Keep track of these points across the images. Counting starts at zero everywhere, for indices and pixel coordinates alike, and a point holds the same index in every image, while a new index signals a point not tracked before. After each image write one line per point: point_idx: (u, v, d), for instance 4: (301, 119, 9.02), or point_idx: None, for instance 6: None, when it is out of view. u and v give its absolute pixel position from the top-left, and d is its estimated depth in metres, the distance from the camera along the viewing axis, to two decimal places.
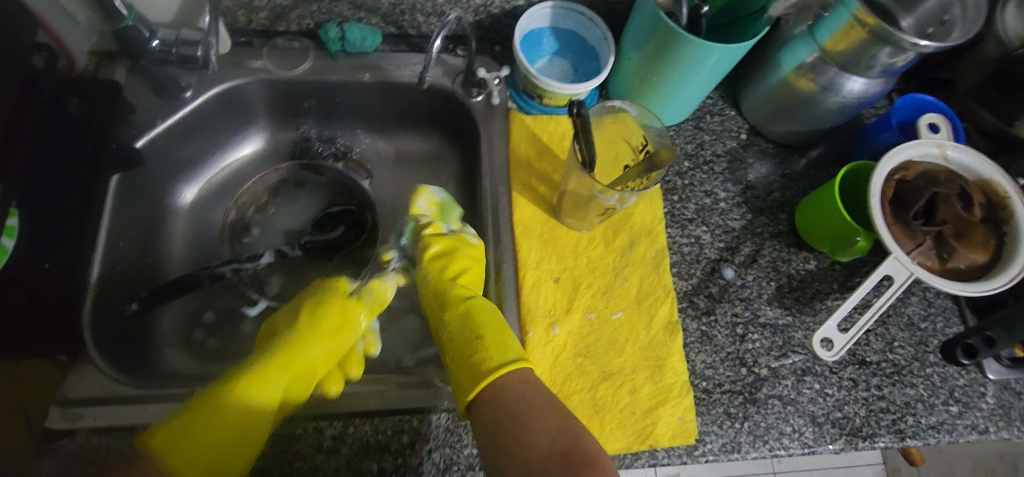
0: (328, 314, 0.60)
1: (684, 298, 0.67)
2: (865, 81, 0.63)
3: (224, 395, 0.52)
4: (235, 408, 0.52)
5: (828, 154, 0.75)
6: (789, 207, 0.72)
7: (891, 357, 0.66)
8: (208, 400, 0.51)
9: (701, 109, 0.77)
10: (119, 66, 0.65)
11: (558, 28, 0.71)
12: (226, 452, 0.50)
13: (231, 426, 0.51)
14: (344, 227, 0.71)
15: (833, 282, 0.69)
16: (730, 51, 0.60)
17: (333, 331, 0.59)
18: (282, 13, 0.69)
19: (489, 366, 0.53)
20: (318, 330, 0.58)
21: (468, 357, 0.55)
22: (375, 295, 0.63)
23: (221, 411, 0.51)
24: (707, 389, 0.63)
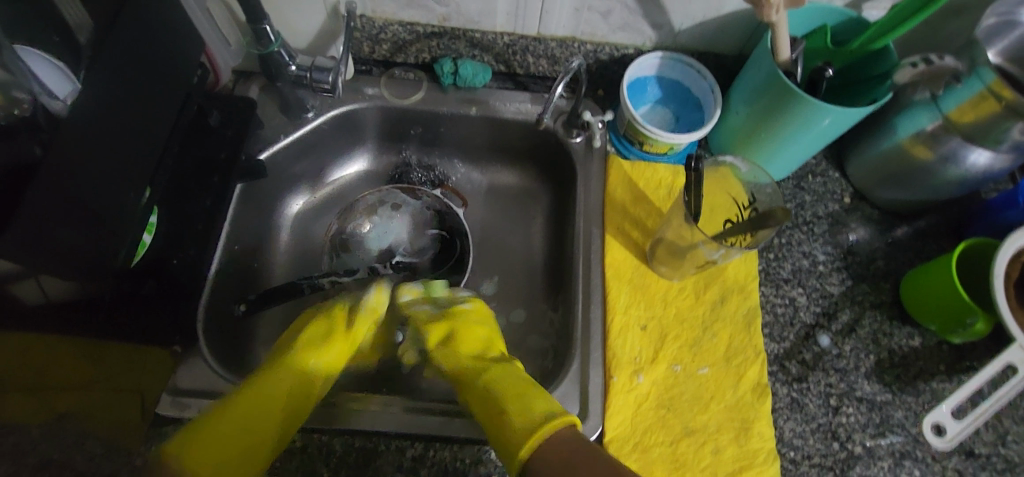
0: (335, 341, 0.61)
1: (775, 361, 0.64)
2: (991, 155, 0.61)
3: (230, 399, 0.52)
4: (234, 415, 0.51)
5: (939, 226, 0.72)
6: (893, 277, 0.69)
7: (1003, 452, 0.61)
8: (213, 413, 0.52)
9: (803, 169, 0.75)
10: (254, 84, 0.72)
11: (663, 78, 0.72)
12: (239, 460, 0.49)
13: (238, 452, 0.50)
14: (434, 252, 0.75)
15: (939, 362, 0.65)
16: (848, 114, 0.58)
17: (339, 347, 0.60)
18: (403, 47, 0.72)
19: (521, 430, 0.49)
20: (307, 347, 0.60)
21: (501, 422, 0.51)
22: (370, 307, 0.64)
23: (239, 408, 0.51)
24: (795, 460, 0.60)
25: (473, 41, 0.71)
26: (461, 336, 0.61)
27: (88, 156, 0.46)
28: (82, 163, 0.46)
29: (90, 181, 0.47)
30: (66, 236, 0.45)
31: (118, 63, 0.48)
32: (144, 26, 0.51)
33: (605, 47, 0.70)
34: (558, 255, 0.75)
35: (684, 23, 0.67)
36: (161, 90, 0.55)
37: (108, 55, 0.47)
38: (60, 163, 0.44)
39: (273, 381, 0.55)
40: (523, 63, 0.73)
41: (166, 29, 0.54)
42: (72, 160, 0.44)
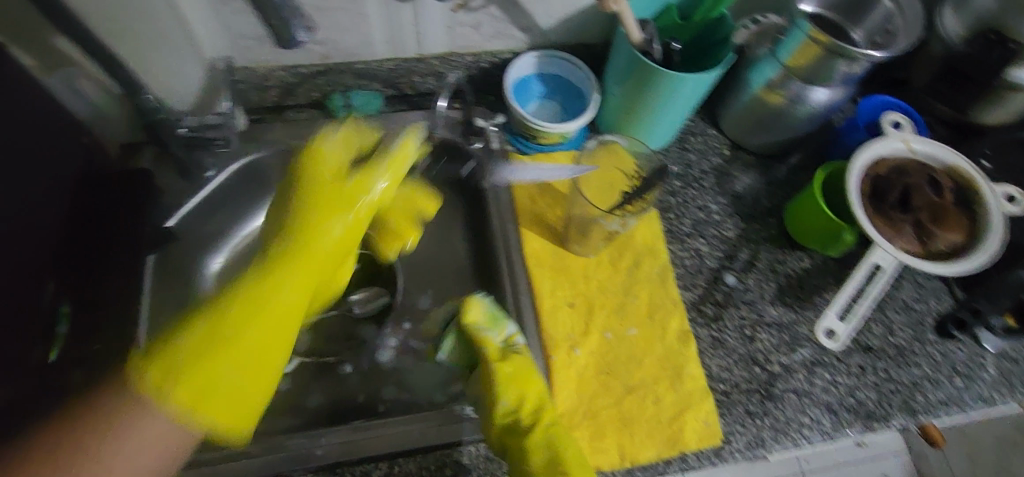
0: (321, 191, 0.59)
1: (692, 308, 0.71)
2: (828, 91, 0.70)
3: (281, 297, 0.55)
4: (272, 304, 0.55)
5: (805, 159, 0.81)
6: (777, 211, 0.78)
7: (892, 340, 0.71)
8: (238, 302, 0.53)
9: (684, 131, 0.83)
10: (146, 153, 0.69)
11: (543, 74, 0.77)
12: (257, 338, 0.53)
13: (271, 323, 0.54)
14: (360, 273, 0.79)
15: (828, 276, 0.74)
16: (702, 79, 0.66)
17: (328, 203, 0.58)
18: (291, 90, 0.73)
19: None
20: (329, 201, 0.59)
21: None
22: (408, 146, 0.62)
23: (193, 351, 0.49)
24: (726, 391, 0.67)
25: (358, 72, 0.74)
26: (526, 379, 0.61)
27: None
28: None
29: None
30: None
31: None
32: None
33: (483, 55, 0.75)
34: (484, 256, 0.78)
35: (548, 22, 0.73)
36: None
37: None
38: None
39: (324, 234, 0.58)
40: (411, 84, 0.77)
41: None
42: None
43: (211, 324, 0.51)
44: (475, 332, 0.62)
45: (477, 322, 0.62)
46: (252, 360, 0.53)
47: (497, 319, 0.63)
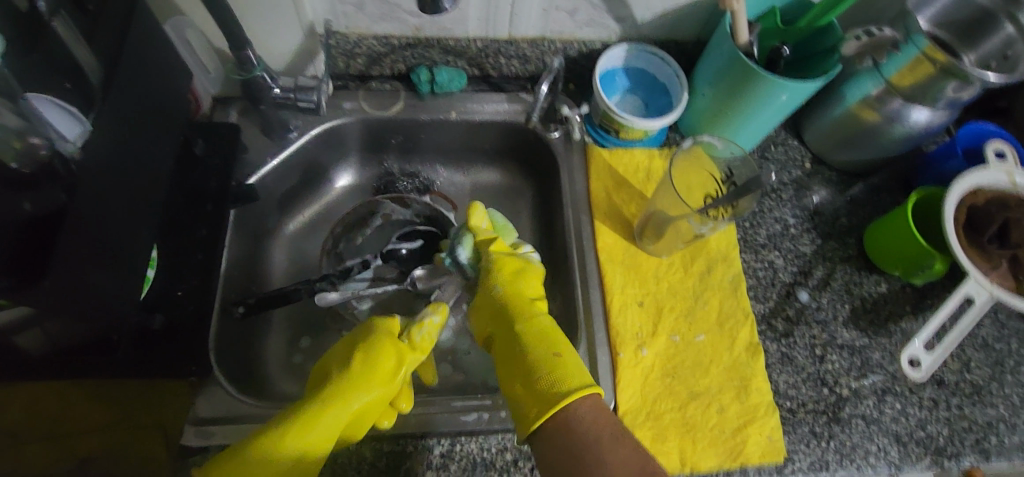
0: (381, 358, 0.56)
1: (763, 321, 0.69)
2: (930, 112, 0.67)
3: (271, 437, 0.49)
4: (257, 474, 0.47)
5: (890, 181, 0.79)
6: (856, 231, 0.76)
7: (968, 377, 0.69)
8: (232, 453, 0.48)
9: (765, 140, 0.81)
10: (233, 109, 0.72)
11: (630, 68, 0.76)
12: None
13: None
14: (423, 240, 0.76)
15: (905, 304, 0.72)
16: (802, 90, 0.64)
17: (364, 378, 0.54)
18: (378, 59, 0.73)
19: (561, 390, 0.53)
20: (365, 374, 0.55)
21: (533, 381, 0.55)
22: (425, 333, 0.59)
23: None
24: (792, 409, 0.65)
25: (447, 48, 0.73)
26: (523, 276, 0.64)
27: (102, 195, 0.44)
28: (98, 205, 0.43)
29: (108, 221, 0.44)
30: (94, 278, 0.43)
31: (123, 103, 0.46)
32: (142, 62, 0.49)
33: (573, 43, 0.74)
34: (550, 245, 0.78)
35: (645, 15, 0.71)
36: (168, 120, 0.53)
37: (116, 88, 0.46)
38: (83, 208, 0.41)
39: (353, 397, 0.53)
40: (496, 65, 0.76)
41: (160, 65, 0.52)
42: (88, 206, 0.42)
43: (261, 444, 0.49)
44: (477, 231, 0.69)
45: (483, 226, 0.70)
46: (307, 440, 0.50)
47: (501, 228, 0.71)
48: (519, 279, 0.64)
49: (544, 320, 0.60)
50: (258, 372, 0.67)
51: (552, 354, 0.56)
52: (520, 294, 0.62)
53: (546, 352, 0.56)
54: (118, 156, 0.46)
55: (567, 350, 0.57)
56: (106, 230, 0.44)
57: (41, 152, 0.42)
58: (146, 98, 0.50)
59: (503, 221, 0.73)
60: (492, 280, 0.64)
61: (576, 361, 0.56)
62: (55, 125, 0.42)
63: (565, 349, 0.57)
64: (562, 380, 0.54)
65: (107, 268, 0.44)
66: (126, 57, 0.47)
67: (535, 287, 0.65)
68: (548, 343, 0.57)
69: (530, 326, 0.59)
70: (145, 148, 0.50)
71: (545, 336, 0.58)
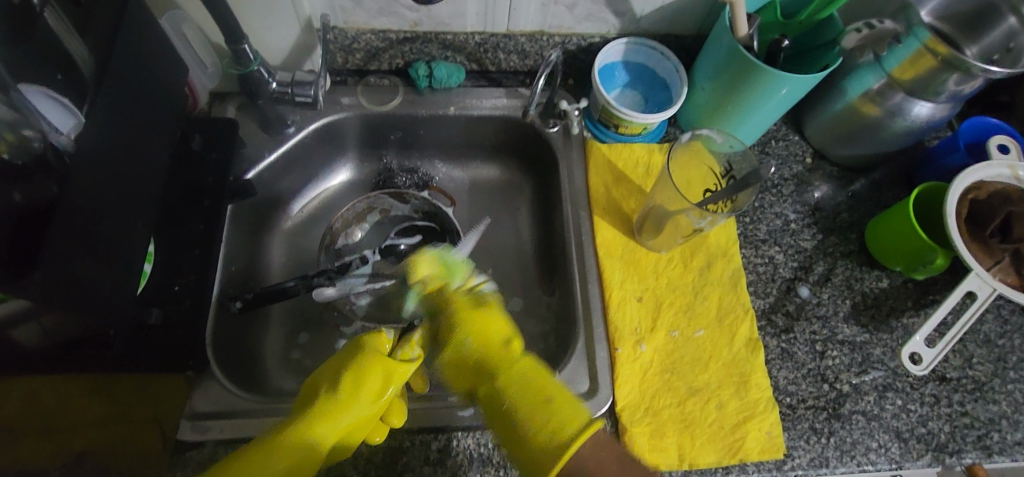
0: (368, 377, 0.53)
1: (762, 317, 0.69)
2: (932, 106, 0.67)
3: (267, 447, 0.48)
4: None
5: (891, 176, 0.78)
6: (858, 227, 0.75)
7: (970, 373, 0.68)
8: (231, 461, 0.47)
9: (766, 135, 0.80)
10: (231, 104, 0.72)
11: (629, 62, 0.76)
12: None
13: None
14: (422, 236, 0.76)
15: (907, 299, 0.71)
16: (803, 83, 0.63)
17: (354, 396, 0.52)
18: (376, 54, 0.73)
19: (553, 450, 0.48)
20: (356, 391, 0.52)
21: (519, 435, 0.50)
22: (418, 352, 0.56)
23: None
24: (792, 405, 0.65)
25: (445, 43, 0.73)
26: (488, 321, 0.56)
27: (95, 188, 0.43)
28: (94, 197, 0.43)
29: (102, 214, 0.44)
30: (87, 272, 0.43)
31: (118, 96, 0.46)
32: (138, 55, 0.49)
33: (572, 37, 0.73)
34: (548, 240, 0.77)
35: (645, 9, 0.70)
36: (163, 114, 0.53)
37: (111, 81, 0.46)
38: (76, 201, 0.41)
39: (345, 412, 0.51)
40: (495, 60, 0.76)
41: (156, 59, 0.52)
42: (81, 198, 0.42)
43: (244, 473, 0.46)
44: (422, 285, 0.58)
45: (431, 275, 0.58)
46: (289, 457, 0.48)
47: (452, 267, 0.59)
48: (482, 330, 0.55)
49: (521, 363, 0.53)
50: (256, 367, 0.67)
51: (541, 411, 0.50)
52: (488, 349, 0.54)
53: (531, 409, 0.50)
54: (113, 149, 0.46)
55: (557, 397, 0.51)
56: (101, 222, 0.44)
57: (34, 144, 0.41)
58: (142, 91, 0.50)
59: (451, 254, 0.60)
60: (457, 340, 0.55)
61: (569, 405, 0.50)
62: (49, 118, 0.43)
63: (552, 396, 0.51)
64: (553, 436, 0.49)
65: (100, 261, 0.44)
66: (121, 50, 0.47)
67: (502, 326, 0.56)
68: (531, 398, 0.51)
69: (512, 376, 0.52)
70: (141, 140, 0.50)
71: (527, 389, 0.51)
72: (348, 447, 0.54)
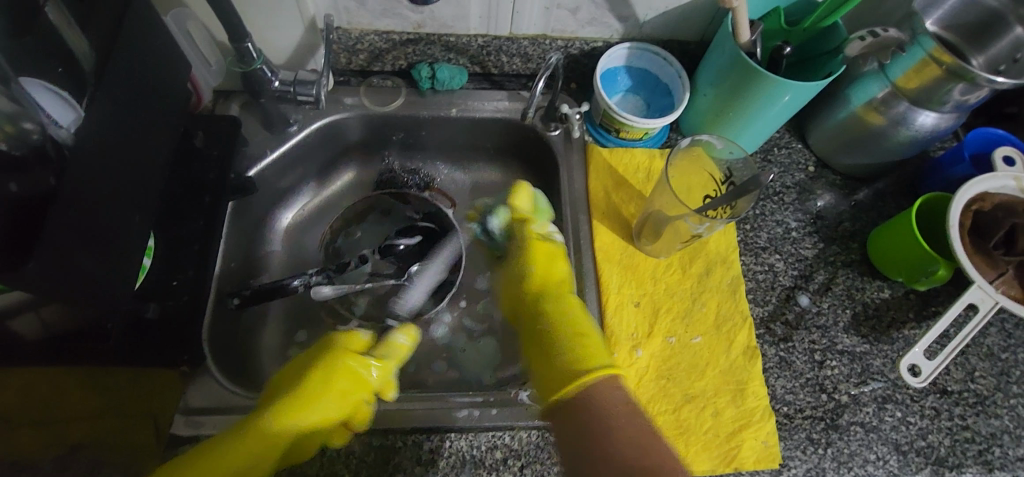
0: (335, 377, 0.54)
1: (761, 325, 0.68)
2: (937, 116, 0.66)
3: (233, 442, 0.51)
4: None
5: (895, 186, 0.77)
6: (860, 236, 0.74)
7: (972, 387, 0.67)
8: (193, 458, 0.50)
9: (769, 142, 0.80)
10: (235, 103, 0.72)
11: (632, 67, 0.75)
12: None
13: None
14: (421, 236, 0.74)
15: (908, 311, 0.70)
16: (806, 90, 0.63)
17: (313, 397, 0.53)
18: (379, 55, 0.73)
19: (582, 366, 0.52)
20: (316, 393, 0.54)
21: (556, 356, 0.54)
22: (394, 351, 0.60)
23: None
24: (789, 414, 0.64)
25: (448, 45, 0.73)
26: (552, 261, 0.66)
27: (95, 181, 0.44)
28: (92, 189, 0.44)
29: (100, 207, 0.45)
30: (85, 263, 0.43)
31: (120, 91, 0.47)
32: (141, 52, 0.50)
33: (575, 41, 0.74)
34: None
35: (648, 14, 0.70)
36: (164, 110, 0.54)
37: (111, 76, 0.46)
38: (74, 193, 0.42)
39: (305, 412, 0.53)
40: (498, 63, 0.76)
41: (158, 56, 0.52)
42: (81, 189, 0.42)
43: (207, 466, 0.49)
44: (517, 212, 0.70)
45: (523, 208, 0.70)
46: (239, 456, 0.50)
47: (541, 211, 0.70)
48: (545, 262, 0.66)
49: (570, 303, 0.61)
50: (252, 364, 0.67)
51: (571, 336, 0.55)
52: (548, 277, 0.64)
53: (570, 331, 0.56)
54: (113, 143, 0.46)
55: (591, 337, 0.56)
56: (98, 215, 0.45)
57: (32, 137, 0.43)
58: (144, 87, 0.50)
59: (545, 204, 0.72)
60: (528, 264, 0.65)
61: (596, 343, 0.55)
62: (51, 113, 0.45)
63: (593, 340, 0.56)
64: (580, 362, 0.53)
65: (99, 253, 0.45)
66: (124, 46, 0.47)
67: (563, 274, 0.66)
68: (574, 325, 0.57)
69: (564, 306, 0.60)
70: (142, 136, 0.50)
71: (571, 325, 0.57)
72: (309, 449, 0.55)
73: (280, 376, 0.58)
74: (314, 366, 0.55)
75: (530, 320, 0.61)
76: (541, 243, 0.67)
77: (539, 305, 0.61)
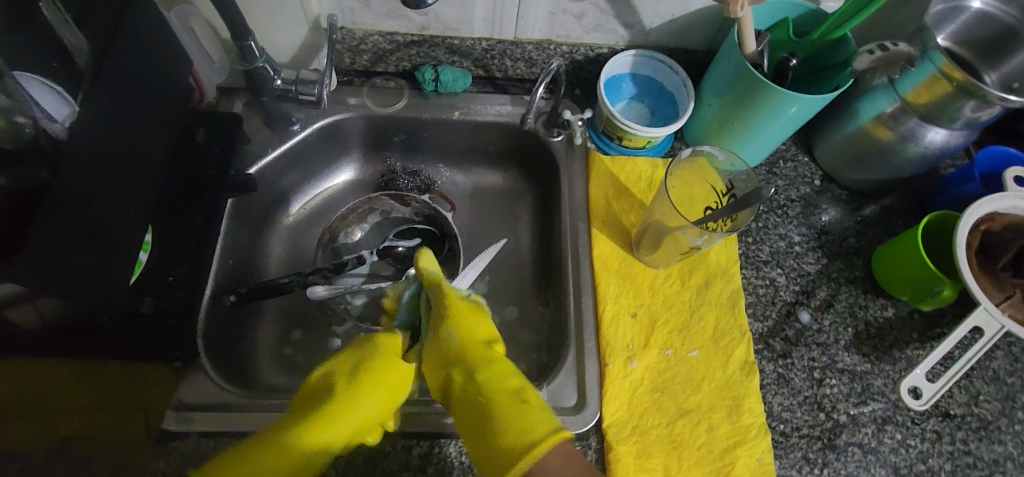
0: (382, 373, 0.55)
1: (760, 340, 0.67)
2: (947, 132, 0.65)
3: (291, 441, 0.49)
4: None
5: (903, 202, 0.76)
6: (865, 253, 0.73)
7: (976, 411, 0.65)
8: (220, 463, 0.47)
9: (774, 155, 0.79)
10: (238, 100, 0.73)
11: (637, 75, 0.75)
12: None
13: None
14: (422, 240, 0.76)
15: (911, 331, 0.69)
16: (812, 102, 0.62)
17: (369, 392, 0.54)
18: (383, 56, 0.73)
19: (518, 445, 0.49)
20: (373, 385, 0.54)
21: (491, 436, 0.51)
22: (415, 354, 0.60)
23: None
24: (785, 432, 0.63)
25: (452, 48, 0.73)
26: (471, 323, 0.59)
27: (87, 175, 0.44)
28: (85, 183, 0.44)
29: (92, 201, 0.45)
30: (73, 258, 0.43)
31: (118, 86, 0.47)
32: (142, 47, 0.50)
33: (580, 47, 0.73)
34: (547, 250, 0.77)
35: (654, 22, 0.70)
36: (164, 106, 0.54)
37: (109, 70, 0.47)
38: (66, 187, 0.42)
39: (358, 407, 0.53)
40: (502, 67, 0.76)
41: (159, 52, 0.52)
42: (72, 184, 0.42)
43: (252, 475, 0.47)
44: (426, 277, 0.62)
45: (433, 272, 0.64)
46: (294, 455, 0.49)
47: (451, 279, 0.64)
48: (470, 327, 0.59)
49: (494, 369, 0.55)
50: (246, 361, 0.67)
51: (518, 410, 0.52)
52: (472, 349, 0.57)
53: (499, 405, 0.52)
54: (109, 138, 0.46)
55: (528, 404, 0.52)
56: (92, 209, 0.45)
57: (26, 130, 0.43)
58: (143, 83, 0.51)
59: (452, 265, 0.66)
60: (446, 335, 0.58)
61: (540, 412, 0.52)
62: (43, 105, 0.45)
63: (515, 404, 0.52)
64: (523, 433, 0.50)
65: (89, 248, 0.45)
66: (123, 42, 0.47)
67: (487, 332, 0.61)
68: (507, 389, 0.54)
69: (489, 371, 0.55)
70: (139, 131, 0.50)
71: (496, 393, 0.53)
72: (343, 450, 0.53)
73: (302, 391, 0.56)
74: (361, 368, 0.55)
75: (462, 393, 0.55)
76: (462, 307, 0.60)
77: (470, 381, 0.55)
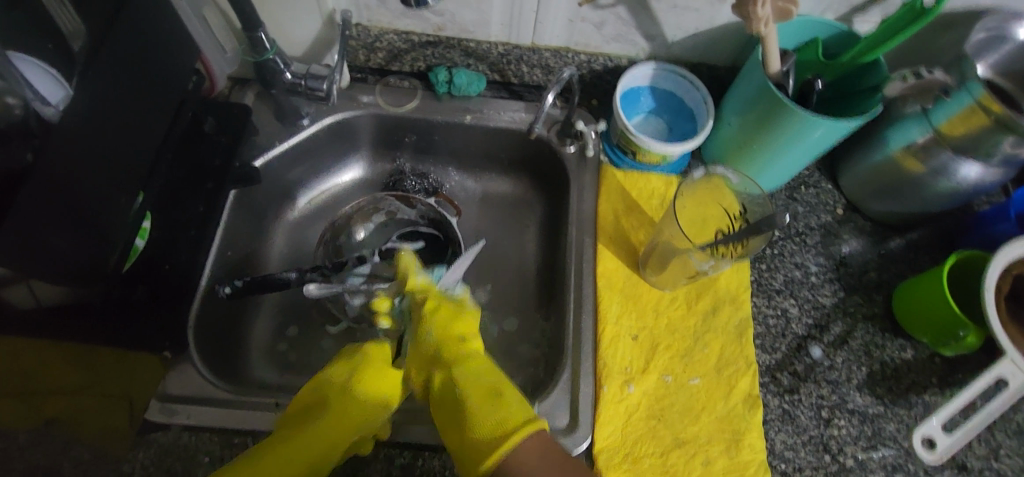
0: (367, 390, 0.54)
1: (766, 373, 0.64)
2: (982, 169, 0.61)
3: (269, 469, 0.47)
4: None
5: (930, 238, 0.72)
6: (886, 289, 0.69)
7: (996, 466, 0.61)
8: None
9: (796, 180, 0.75)
10: (250, 92, 0.72)
11: (657, 88, 0.72)
12: None
13: None
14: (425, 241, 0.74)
15: (931, 375, 0.65)
16: (838, 128, 0.59)
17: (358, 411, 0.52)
18: (398, 56, 0.72)
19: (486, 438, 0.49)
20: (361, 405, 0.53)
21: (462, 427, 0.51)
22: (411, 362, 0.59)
23: None
24: (787, 472, 0.60)
25: (467, 50, 0.71)
26: (455, 321, 0.59)
27: (77, 159, 0.44)
28: (75, 168, 0.43)
29: (81, 186, 0.44)
30: (55, 243, 0.43)
31: (117, 72, 0.46)
32: (146, 35, 0.49)
33: (598, 57, 0.71)
34: (551, 263, 0.75)
35: (677, 35, 0.67)
36: (166, 93, 0.53)
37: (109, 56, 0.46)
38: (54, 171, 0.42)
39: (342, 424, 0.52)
40: (518, 72, 0.74)
41: (164, 40, 0.52)
42: (61, 167, 0.42)
43: None
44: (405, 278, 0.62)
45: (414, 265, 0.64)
46: (314, 454, 0.49)
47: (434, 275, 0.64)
48: (450, 325, 0.58)
49: (469, 365, 0.56)
50: (238, 355, 0.67)
51: (487, 402, 0.52)
52: (445, 347, 0.57)
53: (468, 399, 0.52)
54: (104, 124, 0.46)
55: (494, 396, 0.52)
56: (80, 195, 0.44)
57: (15, 111, 0.43)
58: (146, 70, 0.50)
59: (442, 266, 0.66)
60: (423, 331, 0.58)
61: (513, 401, 0.52)
62: (38, 87, 0.44)
63: (481, 393, 0.53)
64: (491, 426, 0.50)
65: (73, 232, 0.44)
66: (126, 28, 0.47)
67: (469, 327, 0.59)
68: (483, 376, 0.55)
69: (466, 369, 0.55)
70: (138, 118, 0.50)
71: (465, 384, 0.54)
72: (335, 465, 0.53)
73: (291, 410, 0.55)
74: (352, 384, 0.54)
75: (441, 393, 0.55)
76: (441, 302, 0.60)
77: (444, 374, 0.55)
